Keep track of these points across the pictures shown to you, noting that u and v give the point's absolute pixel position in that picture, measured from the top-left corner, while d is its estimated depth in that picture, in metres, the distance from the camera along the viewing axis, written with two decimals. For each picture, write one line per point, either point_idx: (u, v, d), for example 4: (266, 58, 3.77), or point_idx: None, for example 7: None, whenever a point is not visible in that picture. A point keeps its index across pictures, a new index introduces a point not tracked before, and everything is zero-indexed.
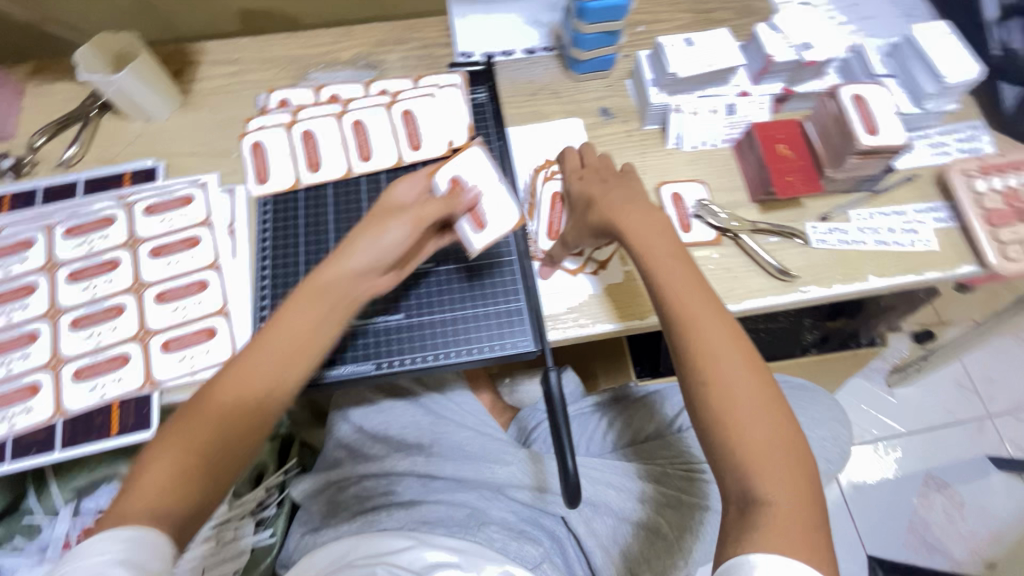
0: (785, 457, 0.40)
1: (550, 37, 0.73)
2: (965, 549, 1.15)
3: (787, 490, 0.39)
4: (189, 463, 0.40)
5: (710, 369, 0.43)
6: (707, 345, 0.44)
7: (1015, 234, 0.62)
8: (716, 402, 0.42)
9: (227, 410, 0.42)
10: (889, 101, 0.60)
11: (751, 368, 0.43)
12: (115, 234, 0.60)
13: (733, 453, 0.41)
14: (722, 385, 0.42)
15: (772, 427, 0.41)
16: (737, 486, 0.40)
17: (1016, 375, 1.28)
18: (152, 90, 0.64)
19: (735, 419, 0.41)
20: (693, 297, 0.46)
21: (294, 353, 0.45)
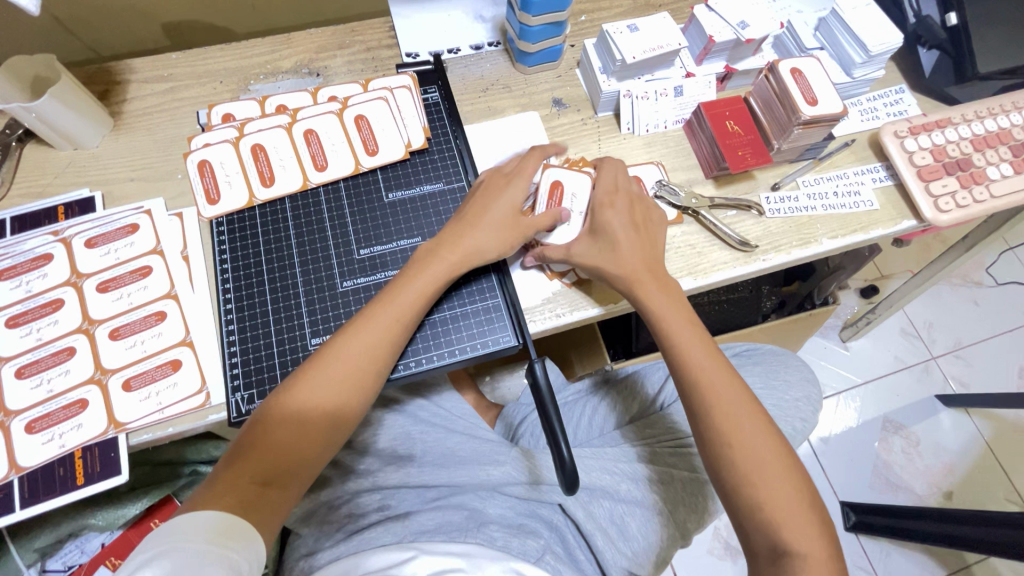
0: (804, 509, 0.46)
1: (496, 32, 0.73)
2: (925, 483, 1.24)
3: (814, 541, 0.45)
4: (260, 496, 0.44)
5: (732, 433, 0.49)
6: (726, 402, 0.50)
7: (945, 186, 0.66)
8: (739, 463, 0.48)
9: (292, 446, 0.46)
10: (823, 73, 0.63)
11: (764, 426, 0.50)
12: (55, 272, 0.56)
13: (754, 501, 0.47)
14: (744, 447, 0.48)
15: (791, 483, 0.47)
16: (766, 539, 0.46)
17: (952, 318, 1.38)
18: (79, 115, 0.60)
19: (762, 476, 0.47)
20: (707, 362, 0.52)
21: (354, 389, 0.49)
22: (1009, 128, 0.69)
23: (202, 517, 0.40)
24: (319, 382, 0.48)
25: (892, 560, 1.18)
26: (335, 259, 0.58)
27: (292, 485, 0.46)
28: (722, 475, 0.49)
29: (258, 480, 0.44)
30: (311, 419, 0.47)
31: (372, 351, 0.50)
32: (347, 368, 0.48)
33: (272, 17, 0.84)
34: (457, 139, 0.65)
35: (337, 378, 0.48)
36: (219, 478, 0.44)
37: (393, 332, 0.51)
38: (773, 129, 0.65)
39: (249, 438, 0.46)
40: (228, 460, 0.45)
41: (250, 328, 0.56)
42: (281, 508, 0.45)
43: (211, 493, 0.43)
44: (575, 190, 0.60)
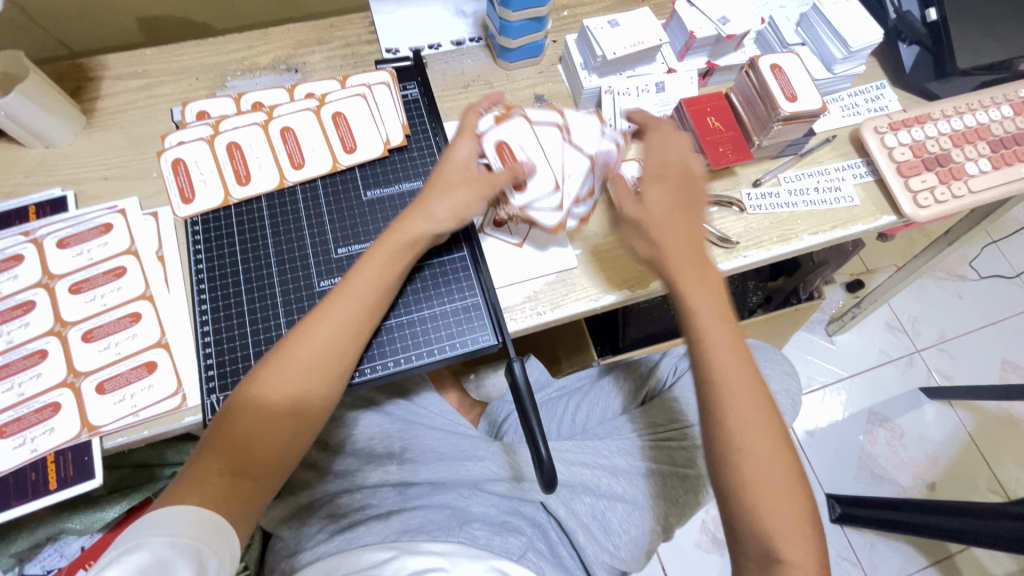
0: (799, 518, 0.45)
1: (477, 27, 0.72)
2: (909, 474, 1.26)
3: (805, 554, 0.44)
4: (230, 487, 0.44)
5: (738, 434, 0.47)
6: (737, 404, 0.48)
7: (924, 182, 0.67)
8: (743, 467, 0.46)
9: (262, 436, 0.46)
10: (804, 69, 0.63)
11: (775, 439, 0.47)
12: (26, 274, 0.55)
13: (751, 504, 0.46)
14: (752, 452, 0.46)
15: (790, 490, 0.46)
16: (759, 547, 0.45)
17: (936, 311, 1.40)
18: (49, 113, 0.59)
19: (761, 483, 0.46)
20: (729, 350, 0.49)
21: (320, 377, 0.48)
22: (988, 124, 0.70)
23: (170, 510, 0.40)
24: (284, 371, 0.47)
25: (876, 550, 1.20)
26: (312, 259, 0.58)
27: (265, 476, 0.46)
28: (722, 479, 0.47)
29: (227, 472, 0.44)
30: (278, 409, 0.47)
31: (338, 338, 0.49)
32: (312, 356, 0.48)
33: (251, 12, 0.83)
34: (437, 136, 0.64)
35: (302, 367, 0.47)
36: (189, 471, 0.44)
37: (357, 317, 0.50)
38: (754, 125, 0.65)
39: (218, 430, 0.46)
40: (198, 453, 0.45)
41: (226, 328, 0.55)
42: (253, 498, 0.45)
43: (181, 486, 0.43)
44: (521, 143, 0.58)
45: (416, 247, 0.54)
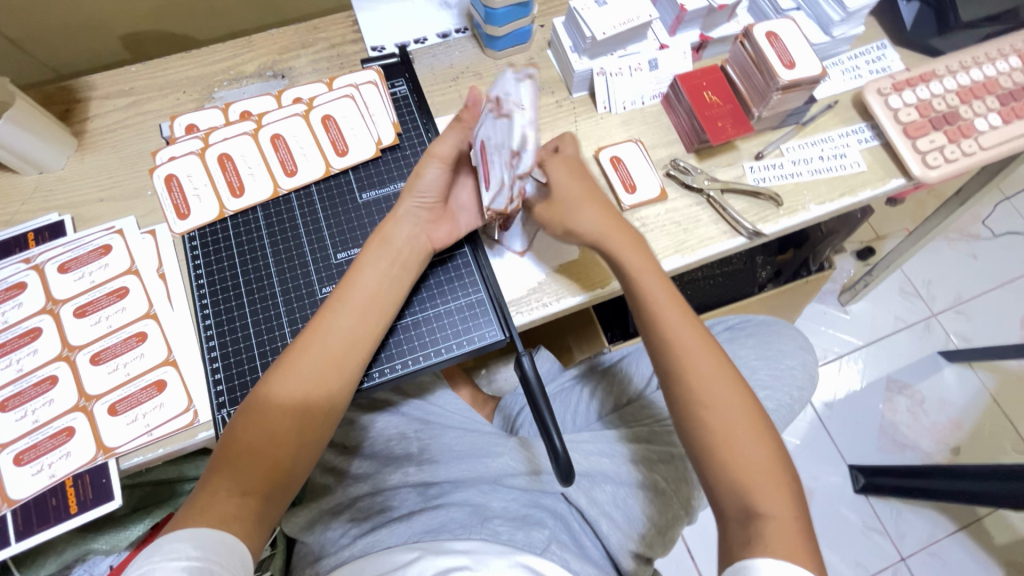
0: (772, 470, 0.47)
1: (462, 17, 0.70)
2: (932, 440, 1.24)
3: (780, 500, 0.46)
4: (240, 507, 0.43)
5: (704, 396, 0.50)
6: (700, 376, 0.50)
7: (933, 141, 0.65)
8: (711, 426, 0.49)
9: (270, 453, 0.45)
10: (801, 34, 0.61)
11: (739, 397, 0.50)
12: (30, 301, 0.55)
13: (725, 465, 0.48)
14: (719, 412, 0.49)
15: (760, 441, 0.48)
16: (737, 503, 0.46)
17: (952, 273, 1.37)
18: (39, 138, 0.58)
19: (731, 439, 0.48)
20: (681, 325, 0.53)
21: (322, 387, 0.48)
22: (996, 77, 0.68)
23: (180, 537, 0.40)
24: (286, 384, 0.47)
25: (904, 518, 1.19)
26: (312, 266, 0.57)
27: (275, 493, 0.45)
28: (694, 445, 0.50)
29: (236, 492, 0.44)
30: (283, 424, 0.46)
31: (338, 348, 0.49)
32: (311, 368, 0.48)
33: (234, 20, 0.82)
34: (429, 132, 0.63)
35: (304, 380, 0.47)
36: (199, 495, 0.44)
37: (356, 325, 0.50)
38: (752, 97, 0.64)
39: (223, 450, 0.45)
40: (208, 475, 0.45)
41: (232, 342, 0.55)
42: (262, 515, 0.44)
43: (193, 509, 0.42)
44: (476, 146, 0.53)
45: (414, 251, 0.54)
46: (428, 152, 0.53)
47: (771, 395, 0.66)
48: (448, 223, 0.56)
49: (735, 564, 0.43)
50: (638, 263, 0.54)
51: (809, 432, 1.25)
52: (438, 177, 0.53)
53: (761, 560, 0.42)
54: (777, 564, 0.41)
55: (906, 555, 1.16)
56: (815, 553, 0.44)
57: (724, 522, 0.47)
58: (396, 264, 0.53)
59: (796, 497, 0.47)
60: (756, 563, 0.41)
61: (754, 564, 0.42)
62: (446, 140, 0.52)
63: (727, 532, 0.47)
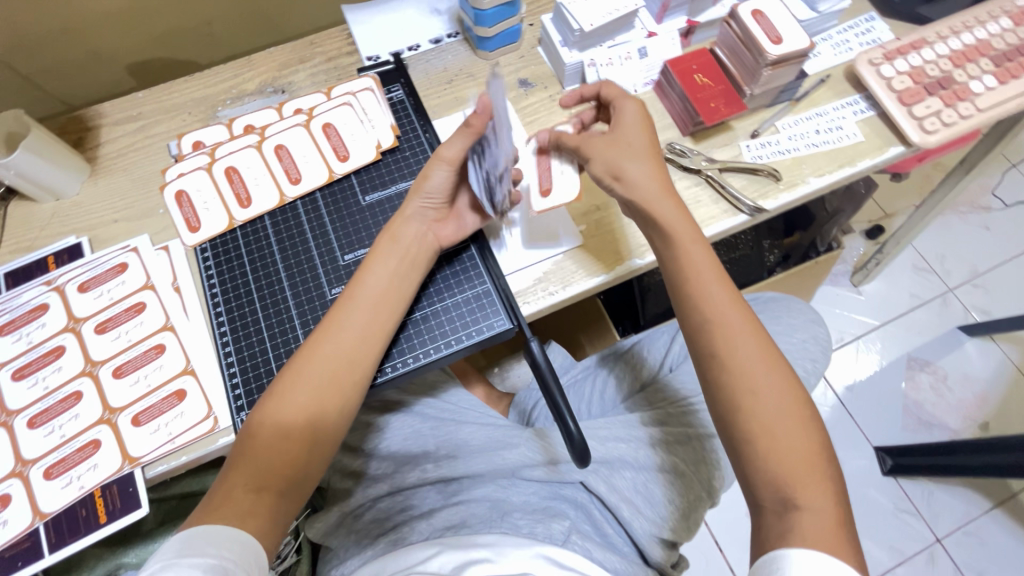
0: (814, 461, 0.43)
1: (453, 22, 0.72)
2: (959, 417, 1.22)
3: (823, 495, 0.42)
4: (255, 504, 0.44)
5: (747, 380, 0.46)
6: (746, 362, 0.46)
7: (929, 107, 0.64)
8: (756, 412, 0.44)
9: (284, 450, 0.46)
10: (787, 11, 0.61)
11: (789, 389, 0.45)
12: (53, 321, 0.57)
13: (762, 456, 0.44)
14: (762, 396, 0.45)
15: (803, 431, 0.44)
16: (773, 494, 0.43)
17: (965, 246, 1.35)
18: (54, 165, 0.61)
19: (772, 427, 0.44)
20: (723, 301, 0.49)
21: (335, 386, 0.48)
22: (988, 39, 0.67)
23: (189, 533, 0.41)
24: (300, 383, 0.48)
25: (936, 498, 1.16)
26: (320, 268, 0.58)
27: (290, 491, 0.46)
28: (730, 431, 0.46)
29: (252, 489, 0.44)
30: (296, 423, 0.47)
31: (349, 345, 0.49)
32: (324, 366, 0.48)
33: (233, 42, 0.84)
34: (427, 133, 0.65)
35: (317, 379, 0.48)
36: (217, 490, 0.45)
37: (366, 322, 0.51)
38: (743, 75, 0.64)
39: (240, 448, 0.46)
40: (223, 474, 0.46)
41: (247, 347, 0.56)
42: (278, 513, 0.45)
43: (210, 506, 0.44)
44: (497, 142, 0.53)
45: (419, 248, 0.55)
46: (438, 154, 0.55)
47: None
48: (454, 223, 0.58)
49: (769, 554, 0.41)
50: (682, 238, 0.50)
51: (831, 416, 1.23)
52: (445, 178, 0.55)
53: (795, 549, 0.39)
54: (815, 556, 0.38)
55: (942, 536, 1.13)
56: (855, 551, 0.41)
57: (758, 513, 0.44)
58: (402, 261, 0.54)
59: (839, 492, 0.43)
60: (790, 552, 0.39)
61: (788, 554, 0.39)
62: (455, 143, 0.54)
63: (760, 522, 0.43)
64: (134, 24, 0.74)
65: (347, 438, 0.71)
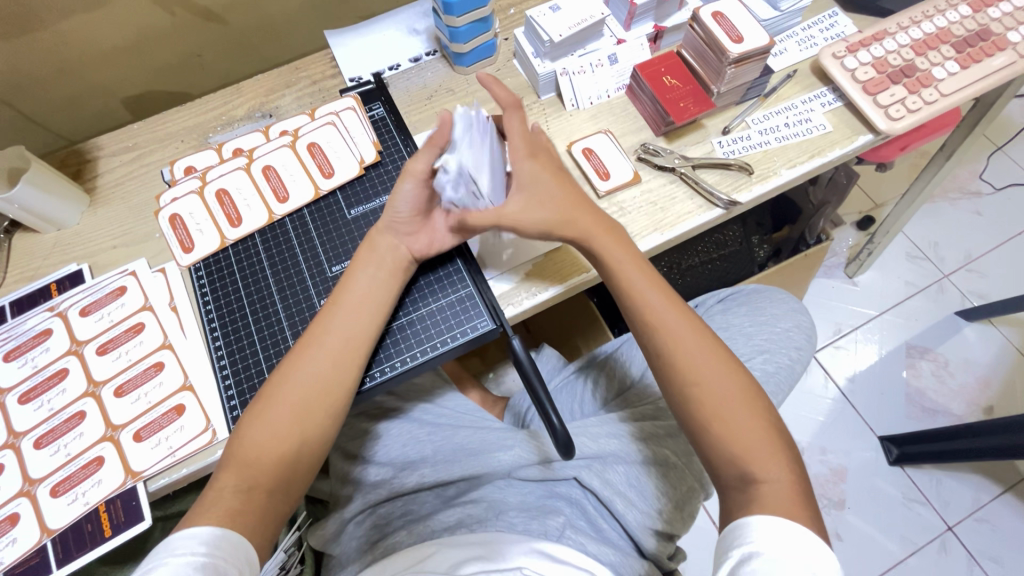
0: (766, 438, 0.48)
1: (431, 41, 0.75)
2: (962, 402, 1.21)
3: (777, 466, 0.46)
4: (246, 503, 0.46)
5: (690, 372, 0.50)
6: (688, 354, 0.51)
7: (893, 95, 0.66)
8: (706, 400, 0.49)
9: (272, 449, 0.48)
10: (746, 12, 0.64)
11: (731, 373, 0.50)
12: (56, 345, 0.59)
13: (719, 439, 0.48)
14: (707, 384, 0.50)
15: (750, 412, 0.49)
16: (734, 468, 0.47)
17: (957, 232, 1.36)
18: (55, 197, 0.64)
19: (721, 412, 0.49)
20: (663, 304, 0.54)
21: (323, 389, 0.50)
22: (948, 27, 0.69)
23: (186, 534, 0.42)
24: (287, 385, 0.50)
25: (944, 485, 1.15)
26: (309, 281, 0.61)
27: (280, 489, 0.48)
28: (689, 419, 0.50)
29: (242, 488, 0.46)
30: (285, 425, 0.49)
31: (334, 348, 0.52)
32: (309, 369, 0.51)
33: (223, 72, 0.88)
34: (408, 147, 0.67)
35: (303, 381, 0.50)
36: (210, 492, 0.47)
37: (349, 326, 0.53)
38: (709, 75, 0.67)
39: (231, 450, 0.48)
40: (217, 477, 0.48)
41: (241, 360, 0.58)
42: (268, 511, 0.47)
43: (204, 506, 0.45)
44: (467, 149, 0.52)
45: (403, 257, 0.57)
46: (405, 169, 0.53)
47: (768, 358, 0.68)
48: (425, 232, 0.58)
49: (735, 523, 0.44)
50: (621, 249, 0.55)
51: (834, 408, 1.22)
52: (412, 191, 0.54)
53: (756, 517, 0.43)
54: (779, 521, 0.42)
55: (953, 524, 1.12)
56: (813, 514, 0.45)
57: (723, 493, 0.48)
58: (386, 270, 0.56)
59: (791, 458, 0.48)
60: (752, 520, 0.43)
61: (750, 522, 0.43)
62: (421, 158, 0.52)
63: (727, 499, 0.48)
64: (128, 60, 0.78)
65: (346, 448, 0.72)
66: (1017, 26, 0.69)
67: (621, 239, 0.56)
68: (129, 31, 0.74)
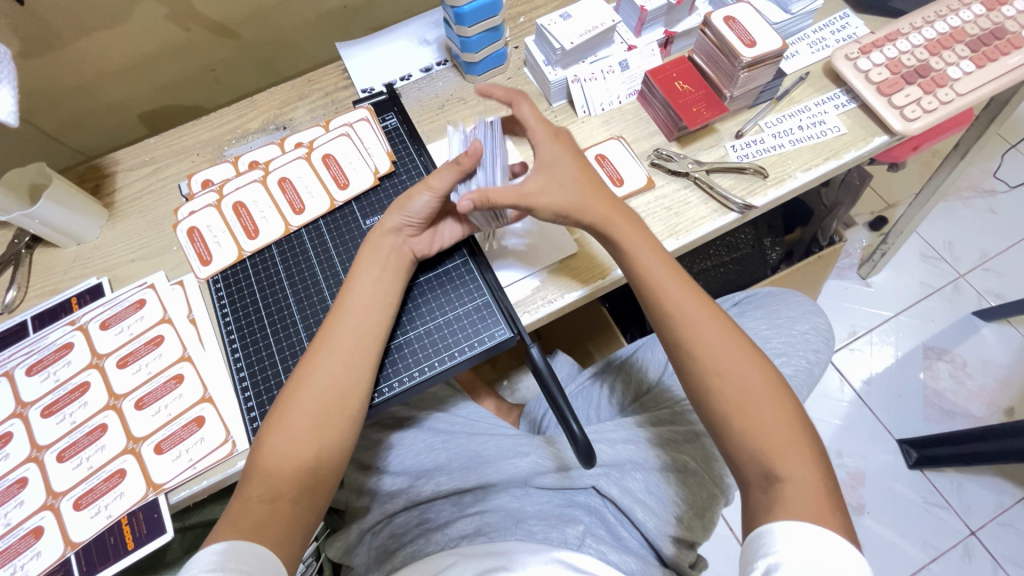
0: (794, 434, 0.47)
1: (442, 51, 0.76)
2: (982, 404, 1.19)
3: (801, 463, 0.45)
4: (270, 515, 0.46)
5: (712, 366, 0.50)
6: (709, 344, 0.50)
7: (908, 95, 0.66)
8: (726, 393, 0.49)
9: (295, 457, 0.48)
10: (758, 15, 0.64)
11: (754, 363, 0.50)
12: (78, 358, 0.60)
13: (742, 433, 0.48)
14: (731, 378, 0.49)
15: (777, 404, 0.48)
16: (758, 467, 0.46)
17: (972, 232, 1.34)
18: (75, 212, 0.65)
19: (746, 406, 0.48)
20: (682, 295, 0.53)
21: (341, 397, 0.50)
22: (962, 26, 0.69)
23: (212, 549, 0.43)
24: (308, 391, 0.50)
25: (966, 489, 1.13)
26: (326, 291, 0.61)
27: (305, 498, 0.48)
28: (711, 415, 0.50)
29: (266, 498, 0.47)
30: (306, 433, 0.49)
31: (352, 355, 0.52)
32: (330, 376, 0.51)
33: (237, 85, 0.89)
34: (421, 157, 0.67)
35: (324, 388, 0.50)
36: (234, 504, 0.47)
37: (367, 333, 0.53)
38: (721, 79, 0.66)
39: (254, 460, 0.49)
40: (240, 488, 0.48)
41: (260, 371, 0.58)
42: (294, 520, 0.47)
43: (228, 521, 0.46)
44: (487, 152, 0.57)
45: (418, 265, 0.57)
46: (425, 182, 0.56)
47: (786, 361, 0.67)
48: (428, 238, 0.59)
49: (757, 530, 0.44)
50: (634, 242, 0.55)
51: (850, 411, 1.21)
52: (427, 204, 0.56)
53: (789, 525, 0.42)
54: (810, 531, 0.41)
55: (976, 528, 1.10)
56: (843, 517, 0.44)
57: (747, 489, 0.47)
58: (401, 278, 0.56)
59: (820, 462, 0.46)
60: (775, 528, 0.42)
61: (773, 530, 0.42)
62: (443, 175, 0.55)
63: (749, 499, 0.47)
64: (144, 76, 0.79)
65: (361, 458, 0.72)
66: None
67: (638, 232, 0.55)
68: (145, 47, 0.75)
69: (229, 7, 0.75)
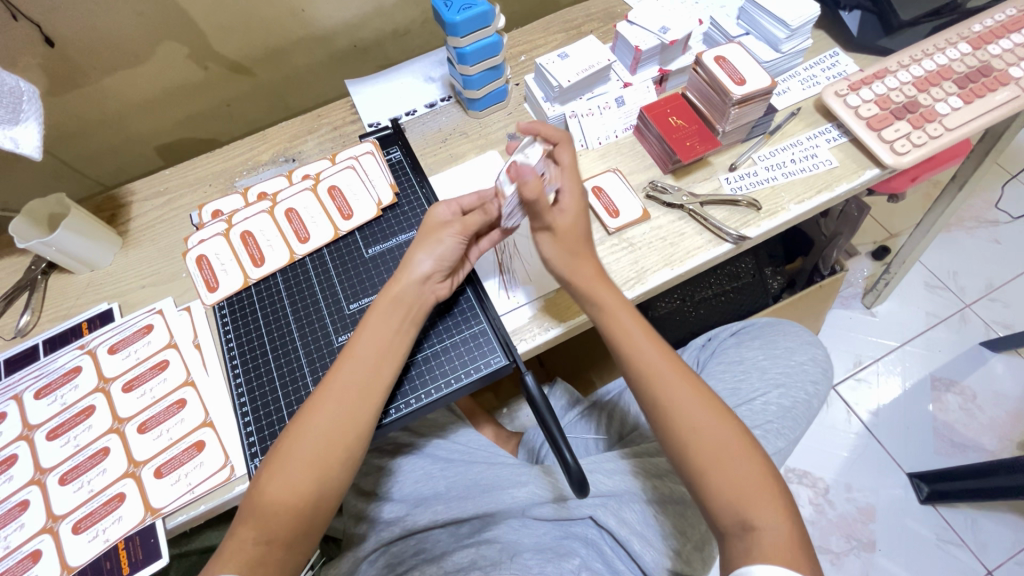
0: (767, 484, 0.47)
1: (446, 88, 0.79)
2: (994, 437, 1.17)
3: (777, 516, 0.46)
4: (265, 555, 0.47)
5: (683, 417, 0.50)
6: (680, 402, 0.51)
7: (898, 130, 0.68)
8: (698, 448, 0.49)
9: (292, 493, 0.48)
10: (748, 55, 0.66)
11: (726, 420, 0.50)
12: (85, 382, 0.61)
13: (714, 487, 0.48)
14: (704, 434, 0.49)
15: (751, 459, 0.48)
16: (733, 518, 0.47)
17: (976, 261, 1.34)
18: (91, 240, 0.67)
19: (720, 456, 0.48)
20: (652, 351, 0.54)
21: (337, 431, 0.50)
22: (948, 64, 0.71)
23: None
24: (304, 424, 0.51)
25: (981, 526, 1.10)
26: (328, 318, 0.63)
27: (299, 532, 0.48)
28: (685, 470, 0.50)
29: (261, 540, 0.47)
30: (297, 468, 0.49)
31: (348, 388, 0.52)
32: (332, 407, 0.51)
33: (251, 120, 0.93)
34: (423, 189, 0.70)
35: (322, 421, 0.51)
36: (229, 543, 0.48)
37: (364, 363, 0.53)
38: (714, 115, 0.68)
39: (251, 501, 0.49)
40: (236, 526, 0.48)
41: (260, 396, 0.60)
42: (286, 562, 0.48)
43: (223, 557, 0.47)
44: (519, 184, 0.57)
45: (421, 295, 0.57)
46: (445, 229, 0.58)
47: (783, 392, 0.67)
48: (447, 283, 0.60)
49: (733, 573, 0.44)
50: (612, 303, 0.56)
51: (858, 443, 1.19)
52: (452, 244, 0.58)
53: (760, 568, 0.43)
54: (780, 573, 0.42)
55: (993, 568, 1.06)
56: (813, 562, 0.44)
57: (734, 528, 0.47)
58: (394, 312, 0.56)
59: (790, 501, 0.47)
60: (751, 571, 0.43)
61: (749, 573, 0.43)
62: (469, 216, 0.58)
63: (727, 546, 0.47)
64: (163, 111, 0.83)
65: (360, 486, 0.72)
66: (1018, 61, 0.70)
67: (615, 293, 0.56)
68: (166, 85, 0.79)
69: (246, 48, 0.80)
